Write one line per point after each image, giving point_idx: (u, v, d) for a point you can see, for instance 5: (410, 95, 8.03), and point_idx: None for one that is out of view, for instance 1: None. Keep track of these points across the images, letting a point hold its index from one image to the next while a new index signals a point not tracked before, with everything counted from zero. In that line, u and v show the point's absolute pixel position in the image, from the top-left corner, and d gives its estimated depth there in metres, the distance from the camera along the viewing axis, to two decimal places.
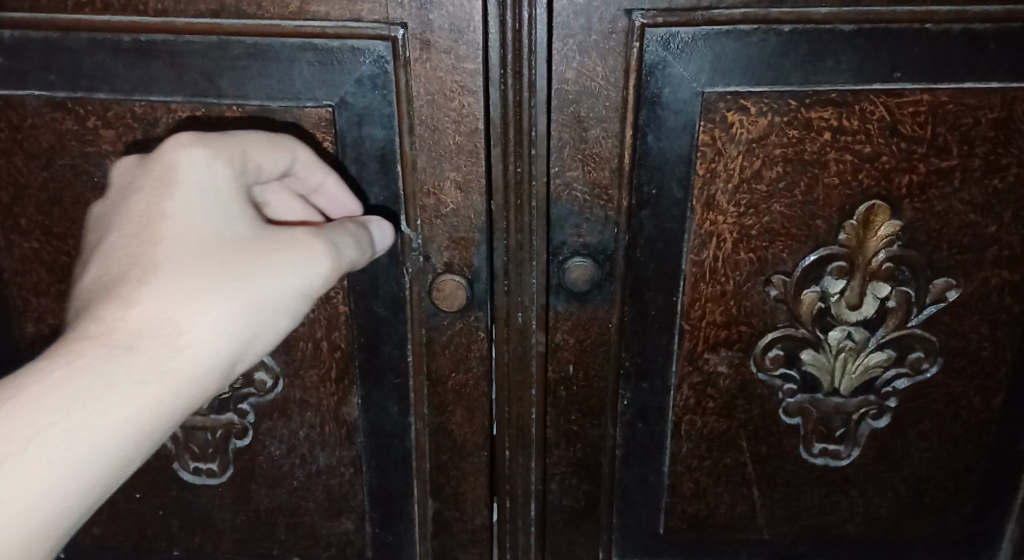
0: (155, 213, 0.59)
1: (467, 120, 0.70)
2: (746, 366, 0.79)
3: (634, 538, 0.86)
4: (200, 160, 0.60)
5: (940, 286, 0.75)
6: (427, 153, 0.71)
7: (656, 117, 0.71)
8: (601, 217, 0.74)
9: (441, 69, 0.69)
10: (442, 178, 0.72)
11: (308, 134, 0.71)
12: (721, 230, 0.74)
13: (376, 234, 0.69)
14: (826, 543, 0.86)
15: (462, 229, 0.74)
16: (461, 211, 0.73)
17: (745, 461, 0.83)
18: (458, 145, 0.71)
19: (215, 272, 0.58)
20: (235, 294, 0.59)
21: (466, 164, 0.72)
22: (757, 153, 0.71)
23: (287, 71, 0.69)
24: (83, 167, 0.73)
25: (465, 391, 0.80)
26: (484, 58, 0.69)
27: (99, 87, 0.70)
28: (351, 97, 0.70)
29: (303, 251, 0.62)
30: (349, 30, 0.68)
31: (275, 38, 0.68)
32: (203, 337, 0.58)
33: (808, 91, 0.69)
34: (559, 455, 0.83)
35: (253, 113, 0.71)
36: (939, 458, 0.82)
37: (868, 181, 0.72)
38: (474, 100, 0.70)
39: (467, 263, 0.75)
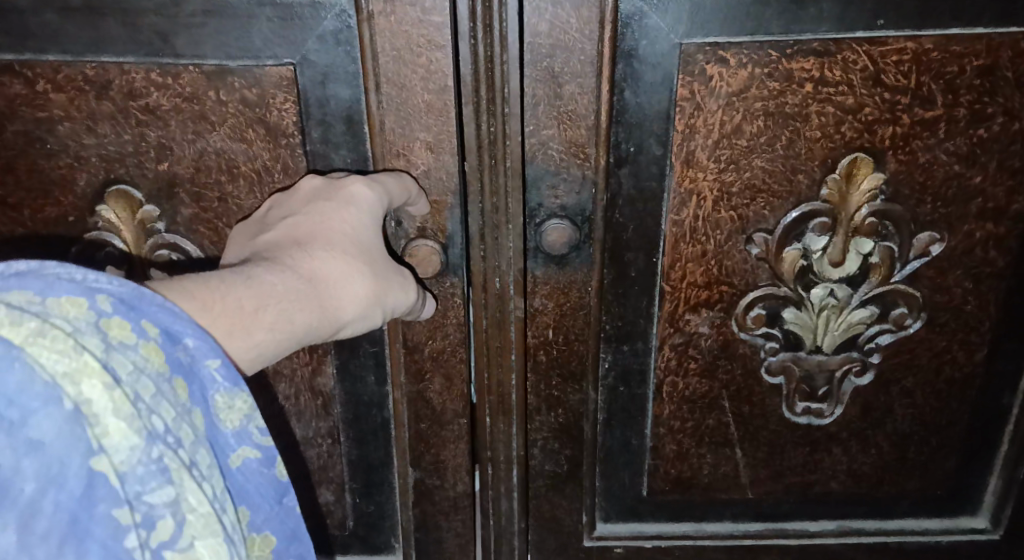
0: (338, 206, 0.65)
1: (437, 77, 0.68)
2: (727, 326, 0.77)
3: (618, 501, 0.85)
4: (378, 183, 0.68)
5: (924, 241, 0.74)
6: (396, 112, 0.69)
7: (634, 71, 0.68)
8: (579, 177, 0.72)
9: (407, 23, 0.66)
10: (412, 139, 0.70)
11: (269, 95, 0.69)
12: (701, 188, 0.72)
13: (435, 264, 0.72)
14: (810, 501, 0.85)
15: (435, 192, 0.72)
16: (433, 173, 0.71)
17: (728, 422, 0.82)
18: (428, 104, 0.69)
19: (366, 259, 0.63)
20: (370, 281, 0.63)
21: (437, 123, 0.69)
22: (737, 107, 0.69)
23: (246, 28, 0.66)
24: (35, 134, 0.70)
25: (443, 359, 0.78)
26: (451, 11, 0.66)
27: (47, 49, 0.67)
28: (315, 54, 0.67)
29: (404, 277, 0.67)
30: None
31: None
32: (345, 307, 0.61)
33: (788, 41, 0.67)
34: (541, 421, 0.82)
35: (211, 74, 0.68)
36: (923, 414, 0.81)
37: (851, 134, 0.70)
38: (444, 56, 0.67)
39: (441, 227, 0.73)
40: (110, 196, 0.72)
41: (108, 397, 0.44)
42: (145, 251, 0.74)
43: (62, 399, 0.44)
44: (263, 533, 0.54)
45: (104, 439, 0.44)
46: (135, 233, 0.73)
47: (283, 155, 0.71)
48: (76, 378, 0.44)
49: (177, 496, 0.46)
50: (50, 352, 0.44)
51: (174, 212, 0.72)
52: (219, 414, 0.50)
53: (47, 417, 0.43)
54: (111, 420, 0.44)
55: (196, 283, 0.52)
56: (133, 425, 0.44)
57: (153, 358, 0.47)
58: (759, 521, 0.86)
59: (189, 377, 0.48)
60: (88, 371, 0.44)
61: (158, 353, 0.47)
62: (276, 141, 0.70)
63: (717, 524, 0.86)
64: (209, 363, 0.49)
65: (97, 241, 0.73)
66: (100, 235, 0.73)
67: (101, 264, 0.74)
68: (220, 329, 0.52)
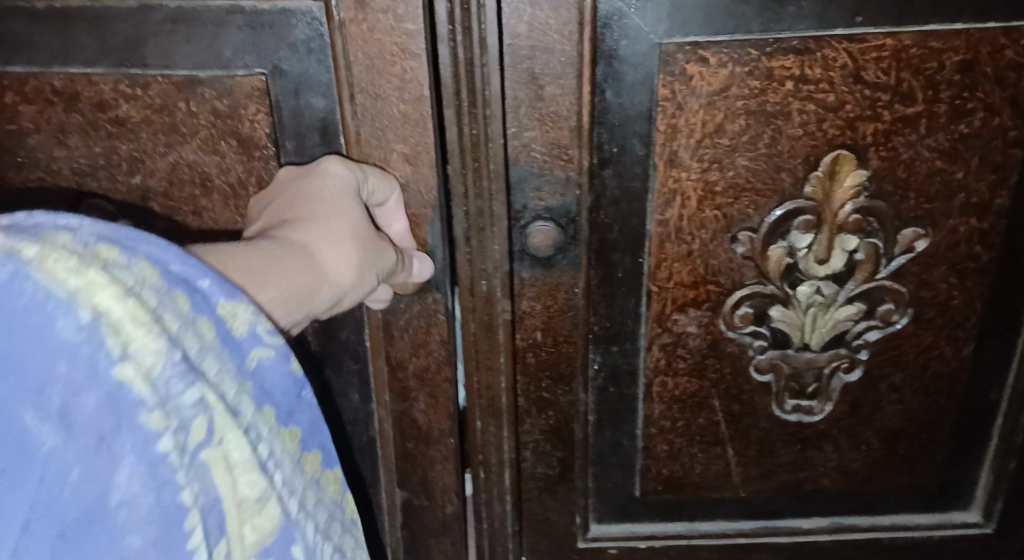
0: (316, 184, 0.67)
1: (411, 86, 0.68)
2: (715, 325, 0.77)
3: (611, 502, 0.86)
4: (349, 162, 0.68)
5: (909, 236, 0.74)
6: (371, 122, 0.69)
7: (614, 71, 0.69)
8: (563, 179, 0.72)
9: (379, 32, 0.66)
10: (388, 151, 0.70)
11: (241, 107, 0.69)
12: (685, 187, 0.72)
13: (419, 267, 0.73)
14: (802, 498, 0.85)
15: (413, 206, 0.72)
16: (411, 185, 0.71)
17: (718, 421, 0.82)
18: (404, 114, 0.69)
19: (354, 228, 0.67)
20: (360, 250, 0.66)
21: (412, 134, 0.69)
22: (719, 106, 0.69)
23: (215, 37, 0.66)
24: (7, 145, 0.71)
25: (427, 377, 0.78)
26: (425, 17, 0.66)
27: (16, 59, 0.68)
28: (289, 64, 0.67)
29: (400, 254, 0.71)
30: None
31: (199, 3, 0.65)
32: (338, 277, 0.65)
33: (768, 39, 0.67)
34: (531, 423, 0.82)
35: (181, 85, 0.68)
36: (912, 409, 0.82)
37: (833, 131, 0.70)
38: (416, 63, 0.67)
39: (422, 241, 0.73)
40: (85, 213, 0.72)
41: (123, 306, 0.48)
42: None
43: (80, 311, 0.48)
44: (291, 428, 0.58)
45: (126, 345, 0.48)
46: None
47: (257, 168, 0.71)
48: (86, 293, 0.48)
49: (201, 391, 0.50)
50: (61, 269, 0.48)
51: (149, 225, 0.73)
52: (227, 323, 0.53)
53: (70, 322, 0.47)
54: (131, 326, 0.48)
55: None
56: (151, 328, 0.49)
57: (149, 274, 0.51)
58: (751, 519, 0.87)
59: (191, 292, 0.52)
60: (98, 284, 0.48)
61: (152, 272, 0.51)
62: (250, 154, 0.70)
63: (709, 523, 0.87)
64: (200, 283, 0.53)
65: None
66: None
67: None
68: None
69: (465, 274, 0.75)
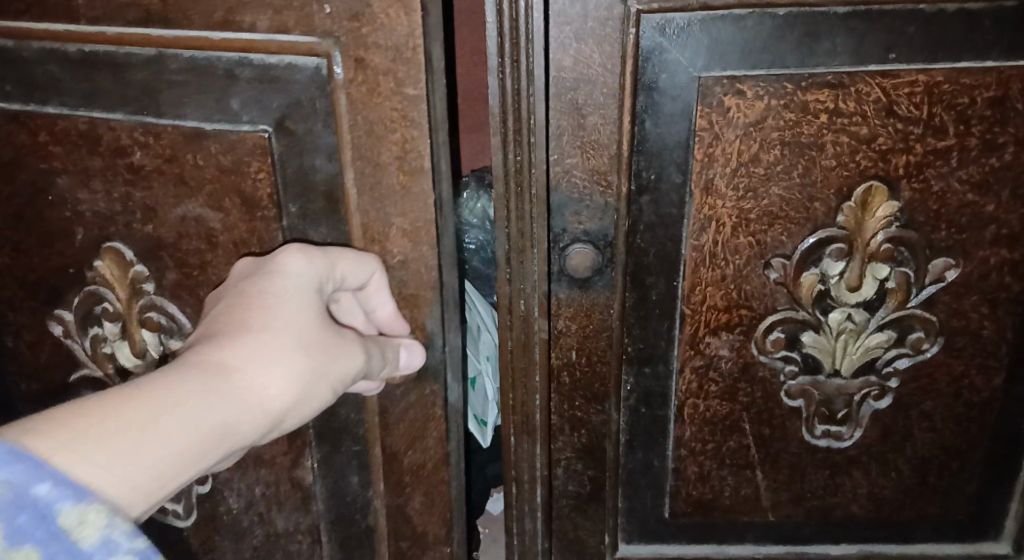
0: (264, 291, 0.64)
1: (410, 157, 0.70)
2: (747, 349, 0.79)
3: (641, 523, 0.87)
4: (308, 250, 0.67)
5: (940, 266, 0.76)
6: (370, 191, 0.71)
7: (653, 103, 0.71)
8: (601, 204, 0.74)
9: (382, 94, 0.68)
10: (388, 224, 0.72)
11: (244, 164, 0.71)
12: (720, 214, 0.74)
13: (406, 356, 0.74)
14: (831, 524, 0.87)
15: (410, 287, 0.74)
16: (409, 263, 0.73)
17: (749, 444, 0.83)
18: (402, 185, 0.71)
19: (299, 340, 0.62)
20: (305, 364, 0.62)
21: (412, 209, 0.71)
22: (754, 136, 0.72)
23: (223, 90, 0.69)
24: (40, 185, 0.77)
25: (422, 474, 0.81)
26: (425, 84, 0.67)
27: (49, 100, 0.73)
28: (297, 125, 0.69)
29: (366, 349, 0.69)
30: (281, 44, 0.67)
31: (211, 55, 0.68)
32: (276, 397, 0.60)
33: (804, 74, 0.70)
34: (564, 441, 0.84)
35: (190, 135, 0.71)
36: (943, 438, 0.83)
37: (866, 162, 0.72)
38: (418, 133, 0.69)
39: (420, 322, 0.76)
40: (105, 255, 0.77)
41: None
42: (135, 310, 0.79)
43: None
44: None
45: None
46: (125, 290, 0.78)
47: (259, 227, 0.73)
48: None
49: None
50: None
51: (161, 274, 0.77)
52: (75, 531, 0.47)
53: None
54: None
55: (72, 410, 0.52)
56: None
57: None
58: (780, 544, 0.88)
59: (16, 508, 0.46)
60: None
61: None
62: (252, 214, 0.73)
63: (738, 546, 0.88)
64: (34, 487, 0.47)
65: (95, 296, 0.79)
66: (95, 290, 0.79)
67: (101, 319, 0.80)
68: (96, 454, 0.51)
69: (504, 293, 0.77)
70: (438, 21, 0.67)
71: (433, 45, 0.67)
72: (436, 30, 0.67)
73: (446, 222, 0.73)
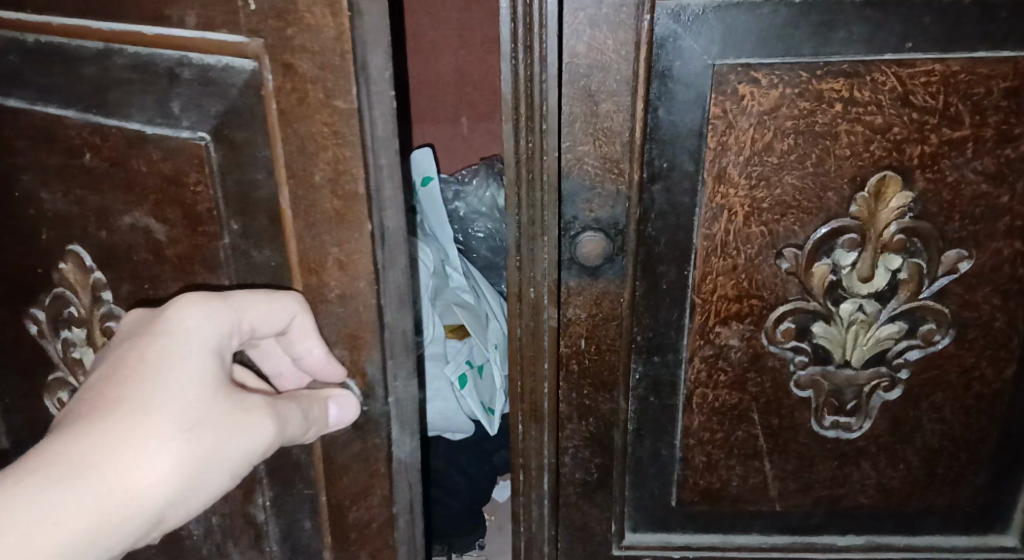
0: (148, 355, 0.60)
1: (345, 179, 0.66)
2: (758, 338, 0.79)
3: (647, 511, 0.87)
4: (207, 303, 0.63)
5: (952, 258, 0.75)
6: (304, 216, 0.67)
7: (667, 90, 0.71)
8: (613, 191, 0.74)
9: (311, 105, 0.63)
10: (324, 252, 0.68)
11: (185, 171, 0.68)
12: (733, 203, 0.74)
13: (336, 411, 0.70)
14: (839, 515, 0.87)
15: (351, 325, 0.70)
16: (348, 299, 0.69)
17: (757, 434, 0.83)
18: (338, 212, 0.67)
19: (185, 418, 0.59)
20: (191, 446, 0.59)
21: (349, 238, 0.67)
22: (768, 125, 0.71)
23: (163, 92, 0.67)
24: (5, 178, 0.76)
25: (370, 532, 0.77)
26: (355, 97, 0.63)
27: (11, 91, 0.73)
28: (235, 134, 0.66)
29: (279, 414, 0.65)
30: (218, 44, 0.64)
31: (154, 53, 0.66)
32: (158, 484, 0.57)
33: (818, 62, 0.69)
34: (572, 429, 0.84)
35: (134, 138, 0.69)
36: (952, 429, 0.82)
37: (880, 152, 0.72)
38: (354, 153, 0.65)
39: (362, 363, 0.71)
40: (69, 260, 0.76)
41: None
42: (97, 318, 0.77)
43: None
44: None
45: None
46: (87, 295, 0.77)
47: (202, 244, 0.70)
48: None
49: None
50: None
51: (118, 286, 0.75)
52: None
53: None
54: None
55: None
56: None
57: None
58: (786, 534, 0.88)
59: None
60: None
61: None
62: (195, 229, 0.70)
63: (744, 536, 0.88)
64: None
65: (61, 299, 0.78)
66: (63, 293, 0.78)
67: (68, 322, 0.79)
68: None
69: (514, 280, 0.77)
70: (375, 28, 0.63)
71: (371, 56, 0.63)
72: (375, 38, 0.63)
73: (396, 254, 0.70)
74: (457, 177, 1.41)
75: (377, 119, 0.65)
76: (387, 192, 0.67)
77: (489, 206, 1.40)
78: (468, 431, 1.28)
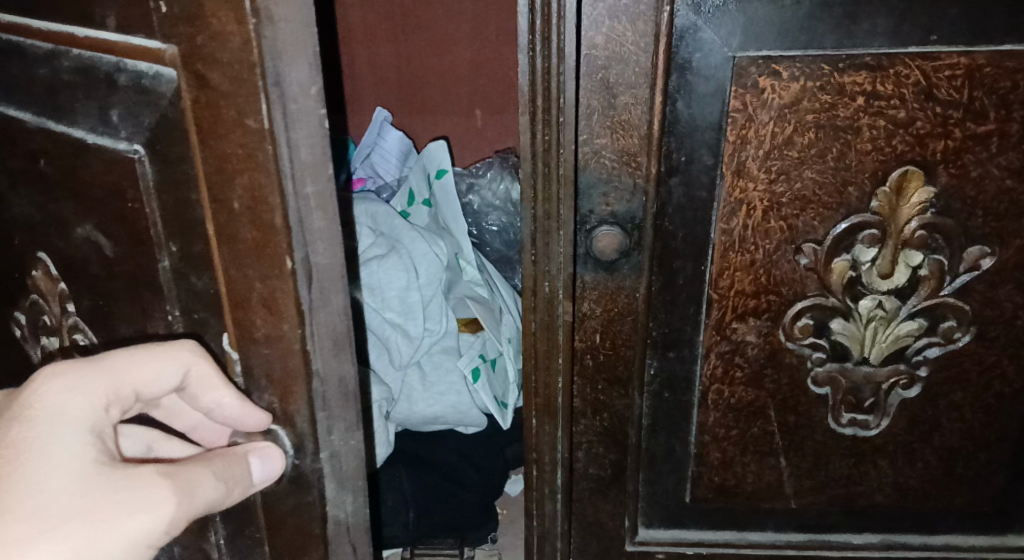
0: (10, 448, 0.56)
1: (263, 210, 0.57)
2: (775, 335, 0.78)
3: (661, 508, 0.87)
4: (77, 378, 0.58)
5: (974, 254, 0.74)
6: (229, 246, 0.59)
7: (686, 83, 0.70)
8: (630, 185, 0.73)
9: (225, 123, 0.55)
10: (248, 288, 0.60)
11: (124, 185, 0.62)
12: (752, 198, 0.73)
13: (256, 465, 0.62)
14: (855, 513, 0.86)
15: (278, 371, 0.61)
16: (275, 341, 0.60)
17: (773, 431, 0.82)
18: (257, 241, 0.58)
19: (47, 515, 0.54)
20: (57, 543, 0.54)
21: (270, 275, 0.59)
22: (789, 119, 0.70)
23: (105, 97, 0.61)
24: None
25: None
26: (268, 116, 0.54)
27: None
28: (169, 150, 0.59)
29: (183, 482, 0.57)
30: (137, 48, 0.57)
31: (91, 55, 0.61)
32: None
33: (841, 55, 0.68)
34: (586, 424, 0.83)
35: (79, 146, 0.64)
36: (972, 428, 0.81)
37: (902, 147, 0.71)
38: (268, 176, 0.56)
39: (291, 415, 0.62)
40: (41, 267, 0.74)
41: None
42: (65, 327, 0.75)
43: None
44: None
45: None
46: (56, 303, 0.75)
47: (144, 260, 0.64)
48: None
49: None
50: None
51: (79, 298, 0.72)
52: None
53: None
54: None
55: None
56: None
57: None
58: (802, 532, 0.87)
59: None
60: None
61: None
62: (137, 246, 0.64)
63: (759, 533, 0.87)
64: None
65: (38, 306, 0.77)
66: (39, 301, 0.77)
67: (46, 330, 0.78)
68: None
69: (529, 274, 0.77)
70: (294, 36, 0.54)
71: (285, 65, 0.54)
72: (292, 46, 0.54)
73: (331, 294, 0.60)
74: (470, 170, 1.41)
75: (300, 138, 0.56)
76: (317, 221, 0.58)
77: (503, 200, 1.40)
78: (482, 425, 1.28)
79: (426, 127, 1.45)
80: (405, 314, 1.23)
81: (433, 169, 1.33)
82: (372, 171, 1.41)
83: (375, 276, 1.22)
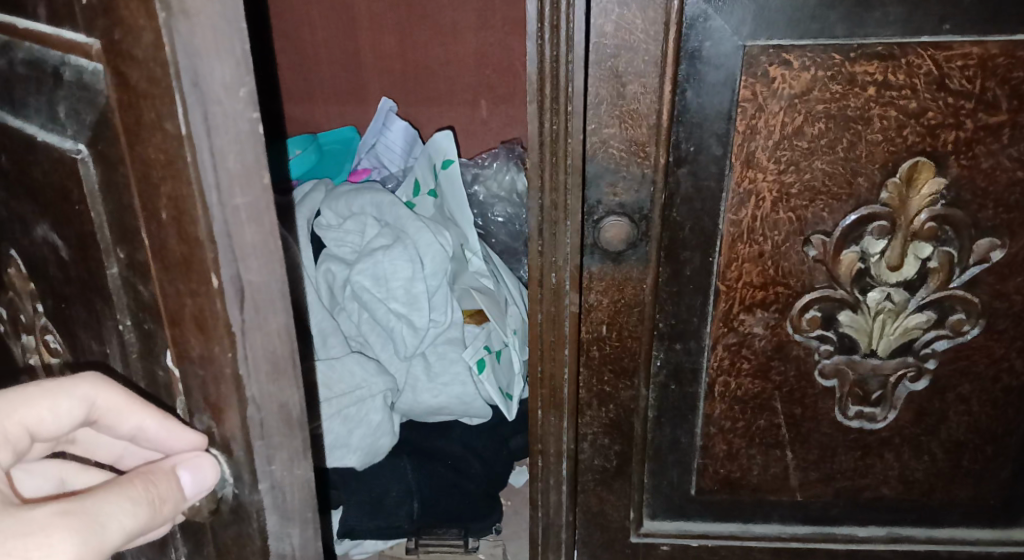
0: None
1: (186, 222, 0.54)
2: (783, 327, 0.78)
3: (666, 499, 0.86)
4: None
5: (984, 247, 0.74)
6: (160, 258, 0.57)
7: (696, 72, 0.69)
8: (638, 174, 0.73)
9: (147, 125, 0.53)
10: (181, 303, 0.58)
11: (72, 184, 0.62)
12: (761, 188, 0.73)
13: (184, 482, 0.59)
14: (861, 506, 0.85)
15: (212, 394, 0.60)
16: (208, 362, 0.58)
17: (779, 423, 0.82)
18: (185, 258, 0.56)
19: None
20: None
21: (198, 290, 0.56)
22: (799, 108, 0.70)
23: (52, 92, 0.60)
24: None
25: None
26: (182, 120, 0.51)
27: None
28: (107, 150, 0.57)
29: (90, 515, 0.54)
30: (67, 43, 0.56)
31: (31, 47, 0.60)
32: None
33: (851, 44, 0.68)
34: (591, 416, 0.82)
35: (32, 141, 0.64)
36: (979, 421, 0.81)
37: (913, 138, 0.71)
38: (189, 186, 0.53)
39: (228, 434, 0.60)
40: (13, 267, 0.76)
41: None
42: (38, 327, 0.77)
43: None
44: None
45: None
46: (27, 304, 0.77)
47: (95, 262, 0.64)
48: None
49: None
50: None
51: (45, 300, 0.74)
52: None
53: None
54: None
55: None
56: None
57: None
58: (807, 524, 0.87)
59: None
60: None
61: None
62: (88, 251, 0.64)
63: (764, 525, 0.87)
64: None
65: (13, 306, 0.80)
66: (13, 300, 0.79)
67: (21, 328, 0.80)
68: None
69: (536, 265, 0.76)
70: (206, 33, 0.50)
71: (205, 66, 0.51)
72: (213, 47, 0.51)
73: (266, 314, 0.57)
74: (476, 162, 1.41)
75: (225, 146, 0.53)
76: (246, 236, 0.55)
77: (508, 191, 1.39)
78: (486, 416, 1.27)
79: (432, 116, 1.44)
80: (409, 305, 1.24)
81: (438, 160, 1.32)
82: (377, 162, 1.42)
83: (380, 266, 1.23)
